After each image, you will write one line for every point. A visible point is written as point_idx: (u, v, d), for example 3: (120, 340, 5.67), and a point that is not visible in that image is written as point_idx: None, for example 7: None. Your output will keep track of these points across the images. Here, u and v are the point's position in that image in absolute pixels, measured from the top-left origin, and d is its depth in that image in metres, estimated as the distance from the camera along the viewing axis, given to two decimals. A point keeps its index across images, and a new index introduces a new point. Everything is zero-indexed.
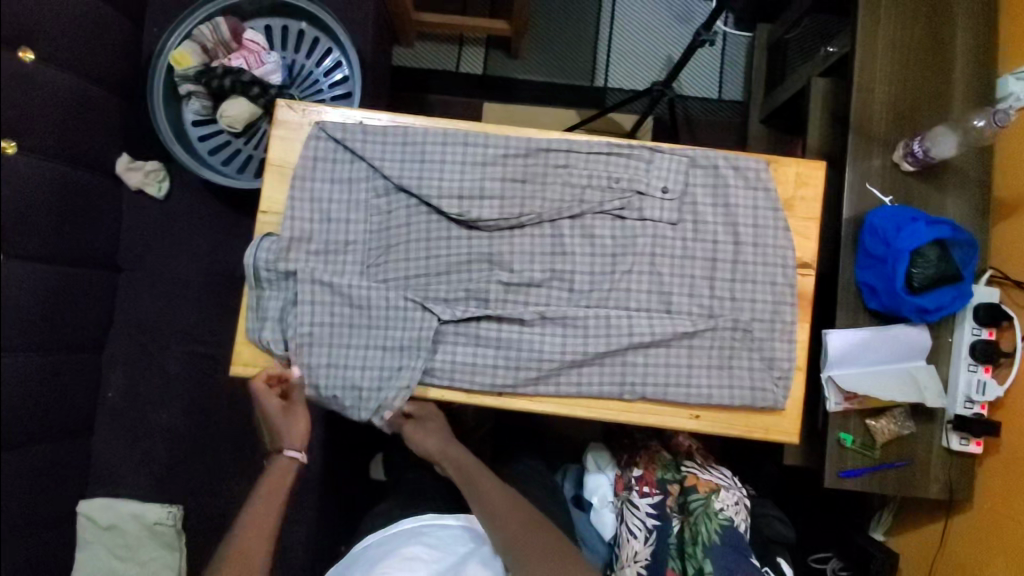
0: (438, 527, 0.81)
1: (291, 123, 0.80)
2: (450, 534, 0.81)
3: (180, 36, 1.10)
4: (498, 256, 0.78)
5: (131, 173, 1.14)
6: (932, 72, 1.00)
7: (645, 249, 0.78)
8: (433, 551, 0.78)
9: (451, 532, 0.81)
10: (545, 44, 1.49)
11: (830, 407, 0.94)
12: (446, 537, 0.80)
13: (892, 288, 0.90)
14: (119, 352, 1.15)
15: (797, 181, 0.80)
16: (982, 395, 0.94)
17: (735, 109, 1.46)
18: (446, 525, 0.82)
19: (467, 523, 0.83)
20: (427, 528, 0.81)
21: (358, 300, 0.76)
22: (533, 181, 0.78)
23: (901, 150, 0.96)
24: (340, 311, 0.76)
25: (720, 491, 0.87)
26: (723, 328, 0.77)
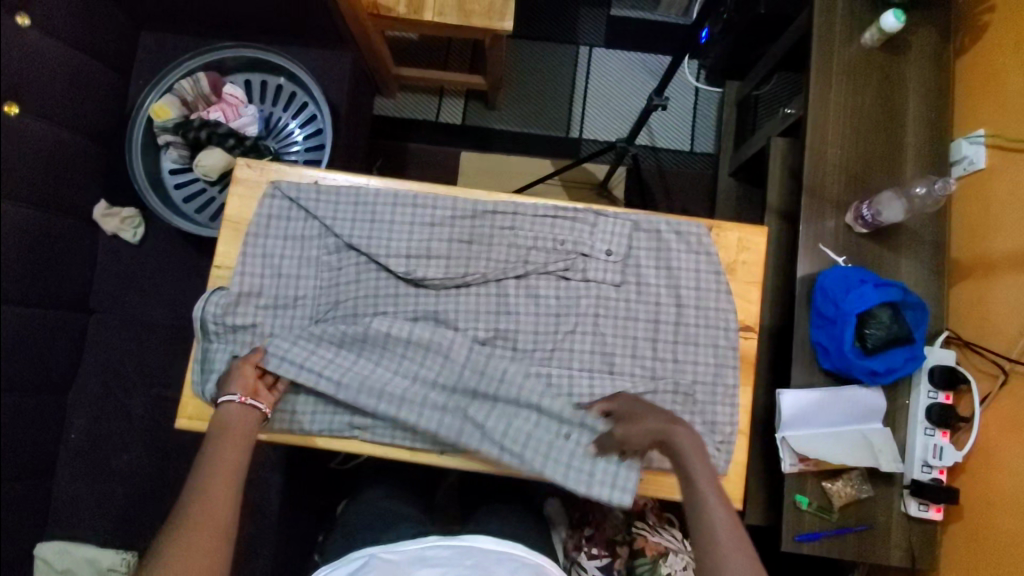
0: (443, 546, 0.74)
1: (249, 181, 0.83)
2: (456, 553, 0.74)
3: (159, 92, 1.15)
4: (443, 313, 0.79)
5: (107, 219, 1.18)
6: (884, 136, 1.02)
7: (589, 309, 0.79)
8: (439, 570, 0.71)
9: (458, 552, 0.74)
10: (522, 97, 1.54)
11: (785, 468, 0.93)
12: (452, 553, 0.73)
13: (842, 349, 0.90)
14: (85, 394, 1.16)
15: (738, 245, 0.81)
16: (939, 460, 0.93)
17: (707, 161, 1.49)
18: (451, 546, 0.74)
19: (472, 543, 0.74)
20: (432, 550, 0.74)
21: (362, 364, 0.78)
22: (479, 242, 0.80)
23: (853, 214, 0.98)
24: (352, 374, 0.76)
25: (669, 555, 0.87)
26: (665, 391, 0.77)
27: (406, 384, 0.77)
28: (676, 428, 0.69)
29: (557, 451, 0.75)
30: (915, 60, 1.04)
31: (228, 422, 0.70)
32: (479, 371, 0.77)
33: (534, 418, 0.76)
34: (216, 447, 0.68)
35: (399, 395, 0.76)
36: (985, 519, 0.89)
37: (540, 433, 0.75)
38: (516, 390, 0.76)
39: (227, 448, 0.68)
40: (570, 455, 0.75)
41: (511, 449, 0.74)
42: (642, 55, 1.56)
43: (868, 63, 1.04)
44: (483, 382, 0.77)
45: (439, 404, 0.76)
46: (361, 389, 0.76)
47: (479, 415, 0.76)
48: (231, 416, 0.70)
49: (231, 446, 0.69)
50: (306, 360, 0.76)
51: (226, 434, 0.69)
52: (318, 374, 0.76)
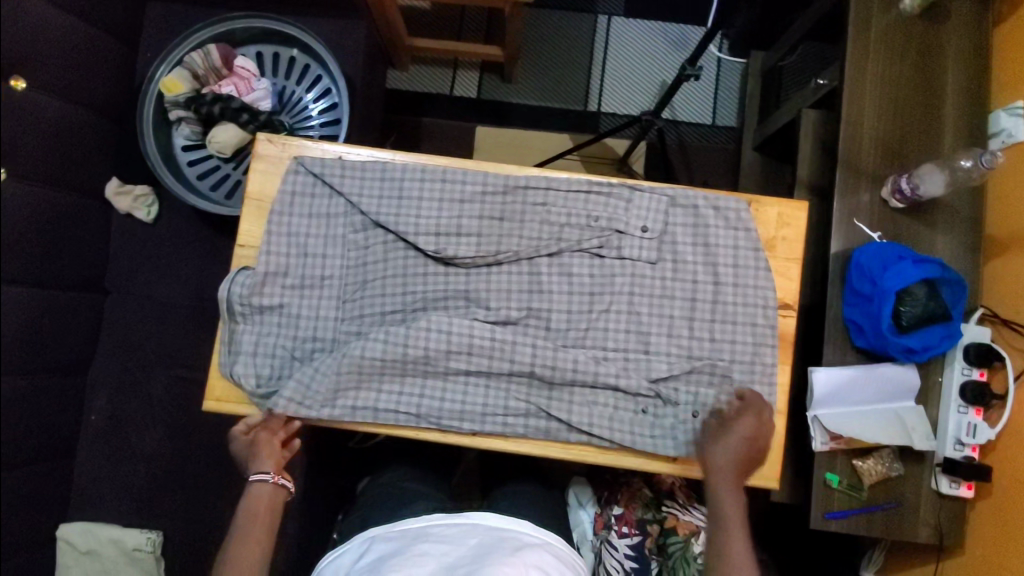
0: (447, 525, 0.74)
1: (271, 157, 0.80)
2: (461, 531, 0.73)
3: (170, 64, 1.11)
4: (475, 294, 0.77)
5: (119, 197, 1.15)
6: (921, 107, 0.99)
7: (624, 288, 0.77)
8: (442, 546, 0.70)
9: (462, 530, 0.73)
10: (538, 69, 1.50)
11: (816, 447, 0.92)
12: (457, 531, 0.73)
13: (878, 327, 0.89)
14: (103, 375, 1.15)
15: (778, 221, 0.78)
16: (972, 438, 0.92)
17: (728, 134, 1.45)
18: (456, 524, 0.74)
19: (477, 519, 0.74)
20: (435, 527, 0.73)
21: (428, 378, 0.76)
22: (511, 219, 0.77)
23: (889, 187, 0.95)
24: (411, 384, 0.76)
25: (700, 533, 0.86)
26: (703, 370, 0.76)
27: (481, 394, 0.76)
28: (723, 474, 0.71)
29: (641, 443, 0.74)
30: (954, 28, 1.00)
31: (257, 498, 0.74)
32: (537, 363, 0.75)
33: (611, 399, 0.76)
34: (244, 524, 0.72)
35: (480, 412, 0.76)
36: (1016, 496, 0.89)
37: (621, 410, 0.76)
38: (586, 371, 0.75)
39: (257, 521, 0.72)
40: (676, 419, 0.75)
41: (593, 424, 0.75)
42: (663, 24, 1.51)
43: (906, 30, 1.00)
44: (550, 368, 0.75)
45: (520, 409, 0.76)
46: (440, 412, 0.76)
47: (562, 411, 0.75)
48: (262, 492, 0.74)
49: (263, 525, 0.72)
50: (379, 401, 0.76)
51: (257, 509, 0.73)
52: (380, 386, 0.76)
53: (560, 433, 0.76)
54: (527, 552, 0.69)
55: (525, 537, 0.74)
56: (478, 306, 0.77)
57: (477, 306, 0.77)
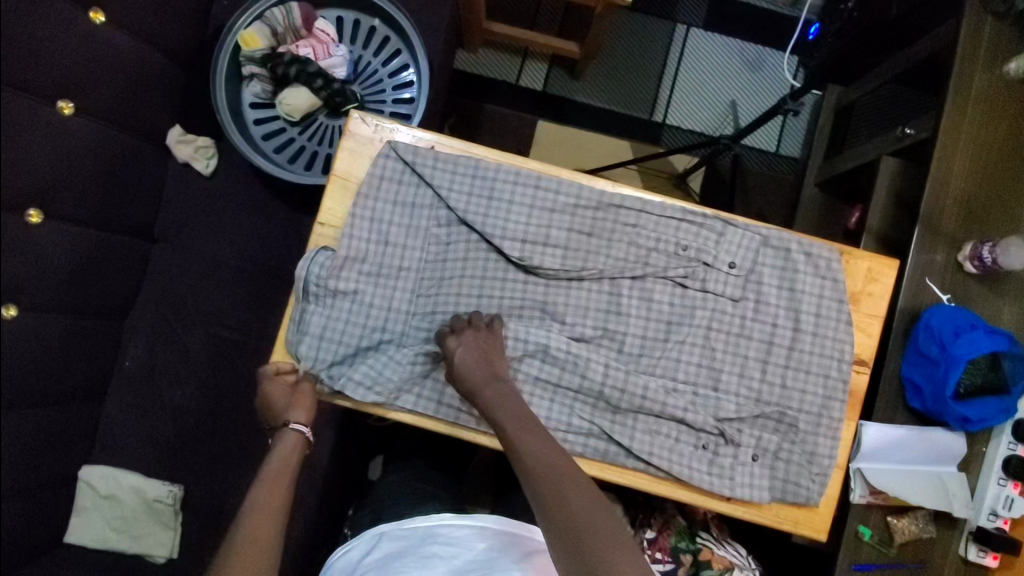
0: (456, 525, 0.74)
1: (362, 137, 0.78)
2: (468, 532, 0.74)
3: (251, 15, 1.06)
4: (552, 306, 0.76)
5: (181, 146, 1.12)
6: (1009, 174, 0.97)
7: (703, 322, 0.76)
8: (450, 548, 0.71)
9: (469, 531, 0.74)
10: (608, 70, 1.47)
11: (853, 498, 0.92)
12: (465, 533, 0.74)
13: (939, 392, 0.88)
14: (141, 323, 1.14)
15: (866, 275, 0.77)
16: (1007, 510, 0.91)
17: (789, 165, 1.45)
18: (463, 525, 0.74)
19: (484, 523, 0.75)
20: (444, 528, 0.74)
21: None
22: (600, 236, 0.76)
23: (968, 251, 0.94)
24: None
25: (734, 571, 0.85)
26: (769, 415, 0.76)
27: (545, 408, 0.75)
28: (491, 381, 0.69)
29: (699, 480, 0.74)
30: None
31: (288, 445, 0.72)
32: (608, 386, 0.75)
33: (673, 430, 0.76)
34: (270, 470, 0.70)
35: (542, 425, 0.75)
36: None
37: (682, 443, 0.75)
38: (654, 400, 0.75)
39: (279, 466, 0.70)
40: (735, 460, 0.75)
41: (654, 455, 0.74)
42: (741, 43, 1.48)
43: (1009, 93, 0.97)
44: (619, 392, 0.75)
45: (583, 428, 0.75)
46: None
47: (624, 436, 0.75)
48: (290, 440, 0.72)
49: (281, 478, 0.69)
50: (443, 399, 0.75)
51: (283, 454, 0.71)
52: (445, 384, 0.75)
53: (619, 457, 0.75)
54: (534, 560, 0.73)
55: (527, 540, 0.76)
56: (554, 318, 0.76)
57: (553, 318, 0.76)
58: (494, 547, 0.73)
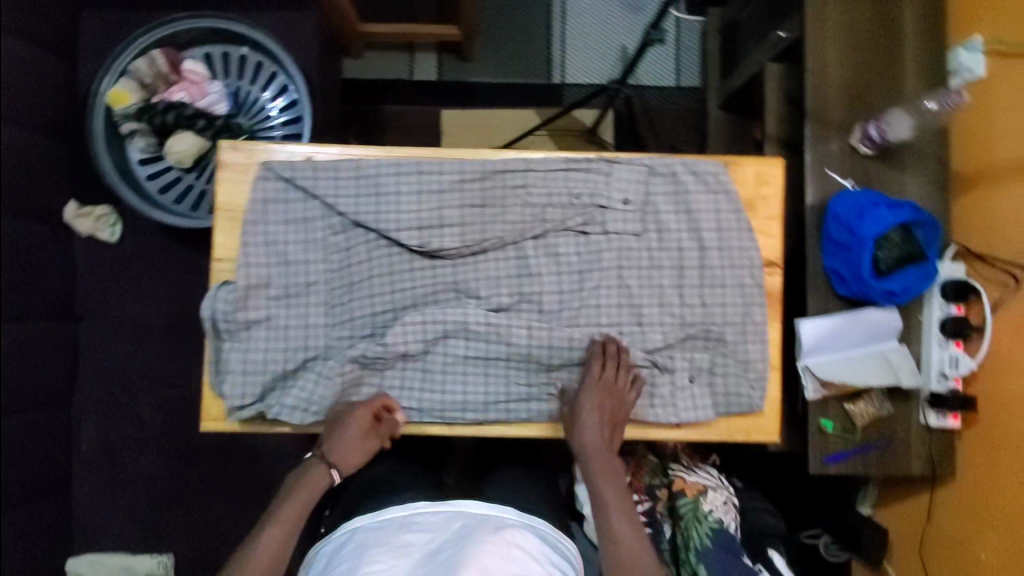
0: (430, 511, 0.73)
1: (238, 165, 0.77)
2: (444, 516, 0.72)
3: (115, 74, 1.05)
4: (464, 283, 0.76)
5: (80, 219, 1.10)
6: (883, 51, 0.99)
7: (612, 263, 0.77)
8: (424, 534, 0.70)
9: (446, 514, 0.73)
10: (497, 45, 1.47)
11: (808, 395, 0.95)
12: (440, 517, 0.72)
13: (860, 274, 0.91)
14: (89, 404, 1.12)
15: (756, 180, 0.79)
16: (955, 369, 0.94)
17: (692, 95, 1.47)
18: (440, 510, 0.74)
19: (460, 507, 0.74)
20: (419, 516, 0.73)
21: (425, 372, 0.76)
22: (493, 205, 0.76)
23: (858, 133, 0.97)
24: (409, 384, 0.75)
25: (708, 492, 0.86)
26: (695, 336, 0.77)
27: (482, 383, 0.76)
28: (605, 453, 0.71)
29: (646, 411, 0.76)
30: None
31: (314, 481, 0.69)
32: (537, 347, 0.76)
33: None
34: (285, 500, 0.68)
35: (482, 400, 0.75)
36: (998, 423, 0.92)
37: None
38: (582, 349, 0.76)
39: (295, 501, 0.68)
40: (671, 386, 0.76)
41: None
42: None
43: None
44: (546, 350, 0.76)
45: (521, 393, 0.76)
46: (442, 404, 0.75)
47: (563, 391, 0.76)
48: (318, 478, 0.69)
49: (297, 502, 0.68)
50: (380, 399, 0.75)
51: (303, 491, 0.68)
52: (379, 386, 0.75)
53: (563, 412, 0.76)
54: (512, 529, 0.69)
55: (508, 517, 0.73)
56: (468, 294, 0.77)
57: (468, 294, 0.77)
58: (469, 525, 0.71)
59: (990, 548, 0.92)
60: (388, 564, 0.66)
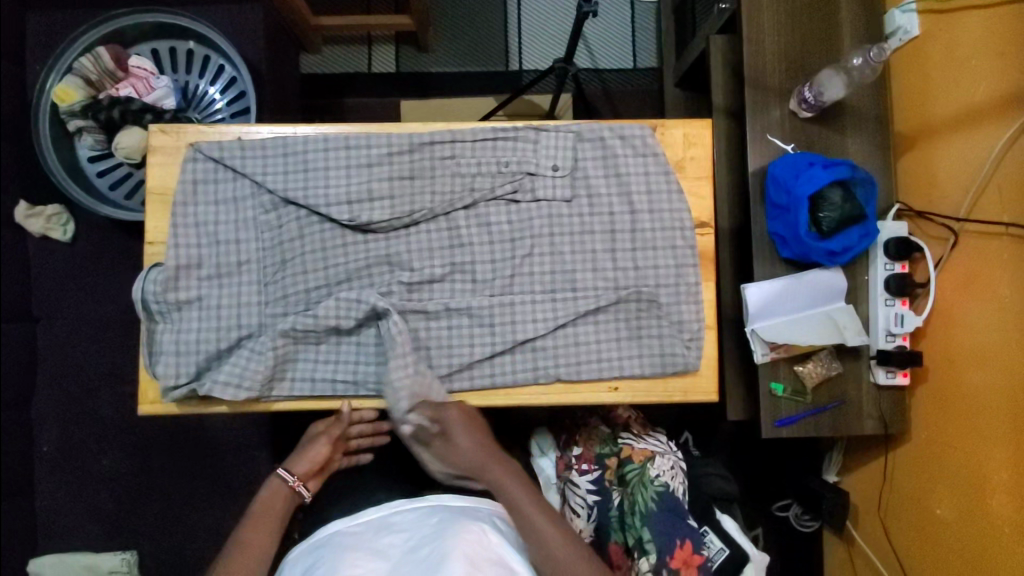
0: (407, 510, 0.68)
1: (167, 148, 0.77)
2: (420, 513, 0.68)
3: (61, 73, 1.06)
4: (396, 255, 0.77)
5: (31, 220, 1.10)
6: (819, 15, 0.99)
7: (543, 229, 0.78)
8: (404, 533, 0.65)
9: (424, 511, 0.68)
10: (454, 35, 1.48)
11: (757, 358, 0.95)
12: (416, 514, 0.67)
13: (798, 235, 0.91)
14: (49, 405, 1.13)
15: (685, 142, 0.79)
16: (901, 327, 0.95)
17: (650, 75, 1.47)
18: (418, 506, 0.69)
19: (439, 502, 0.69)
20: (396, 515, 0.68)
21: (361, 346, 0.77)
22: (421, 176, 0.76)
23: (795, 100, 0.97)
24: (345, 359, 0.76)
25: (655, 458, 0.86)
26: (628, 299, 0.77)
27: (416, 353, 0.77)
28: (493, 464, 0.72)
29: (585, 372, 0.77)
30: None
31: (275, 498, 0.78)
32: (468, 315, 0.76)
33: (546, 339, 0.77)
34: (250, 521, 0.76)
35: (417, 371, 0.76)
36: (948, 378, 0.93)
37: (554, 348, 0.77)
38: (515, 315, 0.77)
39: (263, 516, 0.76)
40: (603, 349, 0.77)
41: (537, 362, 0.77)
42: None
43: None
44: (477, 319, 0.76)
45: (455, 362, 0.76)
46: (377, 377, 0.76)
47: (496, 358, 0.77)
48: (278, 494, 0.79)
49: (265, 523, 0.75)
50: (316, 373, 0.76)
51: (268, 508, 0.77)
52: (314, 361, 0.76)
53: (500, 381, 0.76)
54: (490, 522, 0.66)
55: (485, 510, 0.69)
56: (400, 266, 0.77)
57: (400, 266, 0.77)
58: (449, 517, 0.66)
59: (946, 502, 0.93)
60: (366, 567, 0.60)
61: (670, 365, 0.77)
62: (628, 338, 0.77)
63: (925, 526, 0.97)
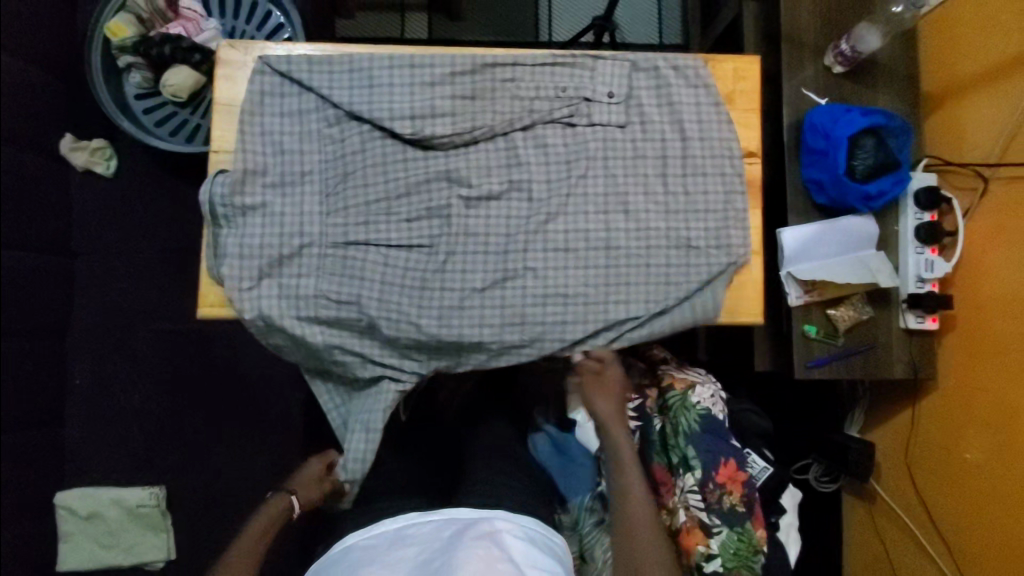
0: (422, 524, 0.72)
1: (235, 62, 0.79)
2: (435, 526, 0.71)
3: (114, 9, 1.08)
4: (456, 172, 0.78)
5: (75, 152, 1.10)
6: None
7: (598, 153, 0.80)
8: (415, 547, 0.68)
9: (437, 525, 0.71)
10: (486, 5, 1.50)
11: (791, 301, 0.98)
12: (429, 530, 0.71)
13: (836, 178, 0.94)
14: (81, 340, 1.12)
15: (734, 75, 0.83)
16: (931, 273, 0.98)
17: (676, 51, 1.51)
18: (430, 521, 0.72)
19: (450, 515, 0.72)
20: (411, 528, 0.71)
21: (419, 259, 0.78)
22: (482, 97, 0.79)
23: (831, 54, 1.01)
24: (402, 270, 0.78)
25: (696, 387, 0.87)
26: (678, 222, 0.79)
27: (471, 268, 0.78)
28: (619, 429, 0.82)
29: (636, 292, 0.78)
30: None
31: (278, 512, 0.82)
32: (521, 233, 0.78)
33: (599, 259, 0.79)
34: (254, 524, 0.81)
35: (472, 286, 0.77)
36: (977, 325, 0.97)
37: (607, 266, 0.79)
38: (568, 235, 0.79)
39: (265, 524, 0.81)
40: (656, 272, 0.79)
41: (591, 279, 0.78)
42: None
43: None
44: (531, 236, 0.78)
45: (508, 277, 0.78)
46: (433, 290, 0.77)
47: (550, 275, 0.78)
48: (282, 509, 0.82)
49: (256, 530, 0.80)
50: (375, 283, 0.77)
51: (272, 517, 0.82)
52: (372, 272, 0.77)
53: (555, 298, 0.78)
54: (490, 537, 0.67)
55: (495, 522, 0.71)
56: (459, 183, 0.79)
57: (459, 183, 0.79)
58: (455, 534, 0.68)
59: (974, 446, 0.96)
60: None
61: (719, 288, 0.79)
62: (679, 262, 0.79)
63: (952, 471, 1.00)
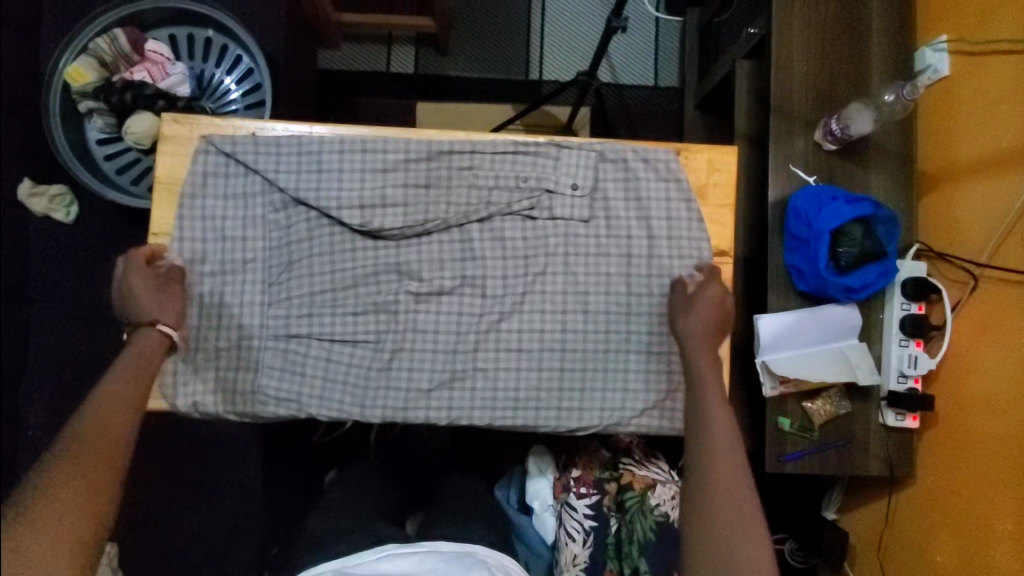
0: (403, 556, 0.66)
1: (180, 137, 0.75)
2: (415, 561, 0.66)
3: (73, 51, 1.03)
4: (406, 265, 0.74)
5: (34, 198, 1.06)
6: (848, 48, 0.97)
7: (558, 249, 0.76)
8: None
9: (419, 558, 0.66)
10: (475, 39, 1.44)
11: (765, 391, 0.93)
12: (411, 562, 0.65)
13: (817, 269, 0.89)
14: (36, 389, 1.09)
15: (708, 167, 0.78)
16: (914, 369, 0.93)
17: (671, 95, 1.44)
18: (413, 553, 0.67)
19: (432, 547, 0.68)
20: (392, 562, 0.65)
21: (364, 354, 0.74)
22: (437, 185, 0.74)
23: (820, 131, 0.95)
24: (348, 365, 0.74)
25: (657, 487, 0.83)
26: (639, 326, 0.75)
27: (419, 365, 0.74)
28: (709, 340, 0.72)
29: (590, 398, 0.75)
30: None
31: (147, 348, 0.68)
32: (471, 333, 0.75)
33: (554, 363, 0.75)
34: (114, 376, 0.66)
35: (420, 387, 0.74)
36: (957, 425, 0.92)
37: (562, 369, 0.75)
38: (522, 335, 0.75)
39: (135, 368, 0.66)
40: (615, 379, 0.75)
41: (544, 383, 0.74)
42: None
43: None
44: (483, 335, 0.75)
45: (455, 378, 0.74)
46: (376, 389, 0.74)
47: (500, 377, 0.74)
48: (152, 344, 0.68)
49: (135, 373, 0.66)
50: (316, 379, 0.73)
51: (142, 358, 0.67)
52: (315, 368, 0.74)
53: (505, 402, 0.74)
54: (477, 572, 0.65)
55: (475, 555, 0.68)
56: (409, 276, 0.75)
57: (408, 276, 0.75)
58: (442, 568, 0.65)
59: (944, 551, 0.92)
60: None
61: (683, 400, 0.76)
62: (637, 369, 0.75)
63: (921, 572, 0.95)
